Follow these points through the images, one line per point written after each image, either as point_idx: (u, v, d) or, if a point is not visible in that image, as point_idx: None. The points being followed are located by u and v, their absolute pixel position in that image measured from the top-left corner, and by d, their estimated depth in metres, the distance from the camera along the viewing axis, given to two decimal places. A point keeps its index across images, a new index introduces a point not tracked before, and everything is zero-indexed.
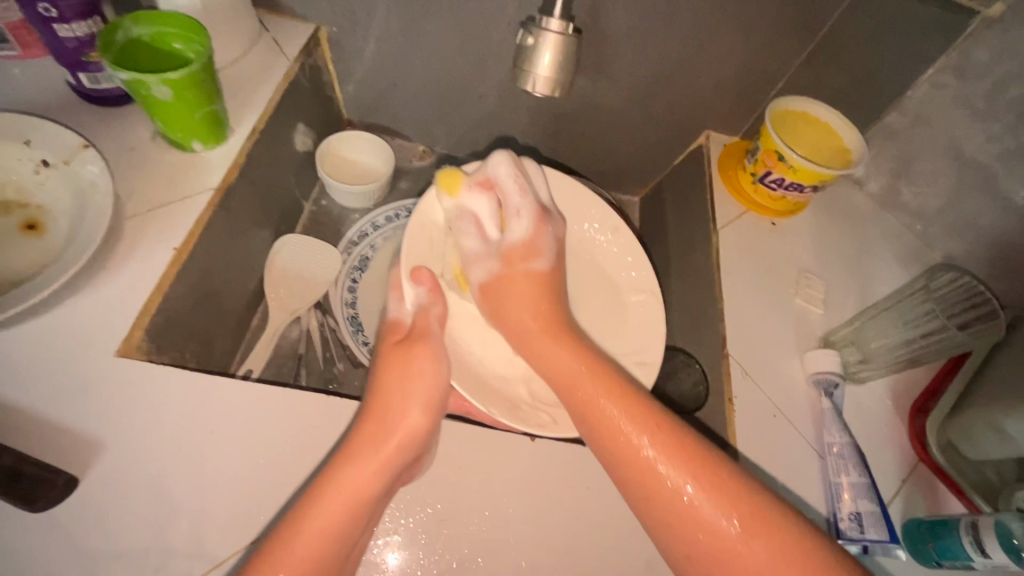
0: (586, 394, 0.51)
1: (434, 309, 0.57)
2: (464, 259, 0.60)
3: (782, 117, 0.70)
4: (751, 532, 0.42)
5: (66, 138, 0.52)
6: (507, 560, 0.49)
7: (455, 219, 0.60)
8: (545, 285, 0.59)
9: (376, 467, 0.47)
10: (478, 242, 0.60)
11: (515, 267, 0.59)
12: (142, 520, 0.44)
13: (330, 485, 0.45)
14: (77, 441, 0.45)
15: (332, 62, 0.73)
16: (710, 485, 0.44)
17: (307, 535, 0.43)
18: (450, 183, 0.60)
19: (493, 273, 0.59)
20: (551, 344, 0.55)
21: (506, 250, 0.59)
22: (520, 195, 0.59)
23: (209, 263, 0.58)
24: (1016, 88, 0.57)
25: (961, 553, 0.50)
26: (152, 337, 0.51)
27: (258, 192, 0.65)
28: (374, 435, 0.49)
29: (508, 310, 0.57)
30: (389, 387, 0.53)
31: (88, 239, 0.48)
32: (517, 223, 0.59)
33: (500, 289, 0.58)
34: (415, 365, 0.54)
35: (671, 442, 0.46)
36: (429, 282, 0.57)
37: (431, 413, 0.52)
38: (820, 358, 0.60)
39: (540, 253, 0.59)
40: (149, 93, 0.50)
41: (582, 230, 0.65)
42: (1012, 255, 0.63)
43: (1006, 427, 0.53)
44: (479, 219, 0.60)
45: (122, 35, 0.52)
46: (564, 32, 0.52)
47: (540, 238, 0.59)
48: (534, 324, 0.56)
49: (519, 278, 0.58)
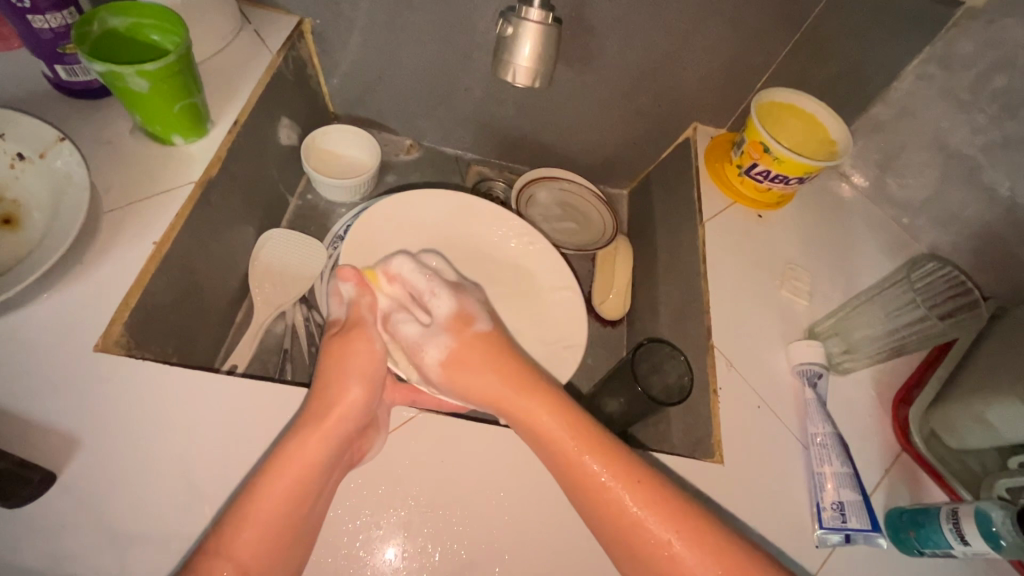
0: (553, 447, 0.49)
1: (364, 300, 0.55)
2: (408, 349, 0.54)
3: (768, 109, 0.70)
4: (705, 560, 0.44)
5: (42, 131, 0.51)
6: (491, 552, 0.49)
7: (390, 310, 0.55)
8: (495, 344, 0.54)
9: (318, 442, 0.47)
10: (418, 328, 0.54)
11: (460, 337, 0.54)
12: (120, 515, 0.44)
13: (277, 462, 0.45)
14: (56, 437, 0.45)
15: (316, 55, 0.72)
16: (670, 521, 0.45)
17: (260, 509, 0.44)
18: (369, 279, 0.56)
19: (446, 350, 0.53)
20: (539, 412, 0.50)
21: (448, 320, 0.54)
22: (438, 274, 0.58)
23: (191, 258, 0.58)
24: (999, 79, 0.57)
25: (941, 541, 0.50)
26: (132, 332, 0.51)
27: (241, 187, 0.64)
28: (314, 412, 0.49)
29: (476, 380, 0.52)
30: (328, 368, 0.52)
31: (65, 233, 0.47)
32: (439, 299, 0.55)
33: (463, 357, 0.53)
34: (354, 346, 0.53)
35: (636, 487, 0.46)
36: (355, 277, 0.55)
37: (371, 386, 0.51)
38: (804, 348, 0.60)
39: (476, 318, 0.56)
40: (126, 85, 0.49)
41: (481, 305, 0.57)
42: (996, 247, 0.64)
43: (987, 417, 0.53)
44: (410, 304, 0.56)
45: (98, 26, 0.51)
46: (544, 22, 0.51)
47: (467, 303, 0.56)
48: (512, 369, 0.53)
49: (473, 346, 0.54)
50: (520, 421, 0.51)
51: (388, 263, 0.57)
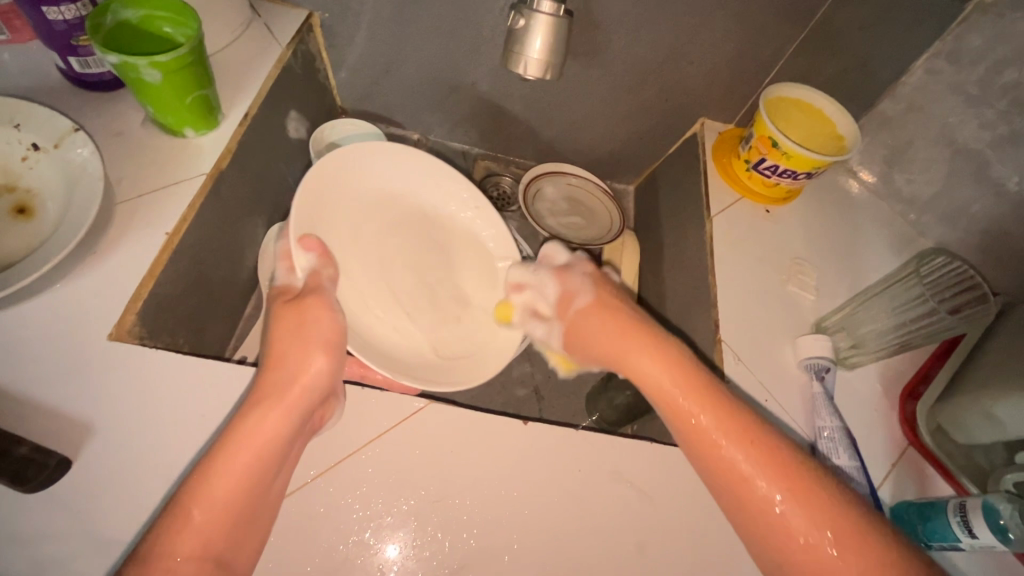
0: (704, 418, 0.48)
1: (324, 272, 0.55)
2: (545, 342, 0.66)
3: (777, 104, 0.70)
4: (851, 556, 0.41)
5: (56, 122, 0.52)
6: (499, 542, 0.49)
7: (526, 320, 0.65)
8: (610, 309, 0.58)
9: (280, 411, 0.46)
10: (543, 325, 0.64)
11: (569, 315, 0.61)
12: (132, 501, 0.44)
13: (234, 432, 0.44)
14: (71, 423, 0.45)
15: (325, 49, 0.73)
16: (800, 499, 0.44)
17: (219, 480, 0.42)
18: (504, 310, 0.64)
19: (566, 330, 0.62)
20: (642, 358, 0.53)
21: (557, 300, 0.63)
22: (546, 263, 0.66)
23: (201, 249, 0.58)
24: (1009, 74, 0.57)
25: (949, 534, 0.51)
26: (145, 321, 0.51)
27: (251, 180, 0.65)
28: (274, 382, 0.48)
29: (597, 335, 0.58)
30: (285, 338, 0.51)
31: (80, 222, 0.48)
32: (547, 289, 0.64)
33: (583, 331, 0.60)
34: (311, 315, 0.52)
35: (772, 463, 0.45)
36: (318, 248, 0.55)
37: (334, 355, 0.51)
38: (812, 343, 0.60)
39: (579, 292, 0.62)
40: (139, 76, 0.50)
41: (582, 278, 0.63)
42: (1003, 243, 0.63)
43: (996, 412, 0.53)
44: (538, 310, 0.65)
45: (111, 18, 0.51)
46: (555, 14, 0.51)
47: (571, 282, 0.63)
48: (620, 323, 0.56)
49: (614, 309, 0.58)
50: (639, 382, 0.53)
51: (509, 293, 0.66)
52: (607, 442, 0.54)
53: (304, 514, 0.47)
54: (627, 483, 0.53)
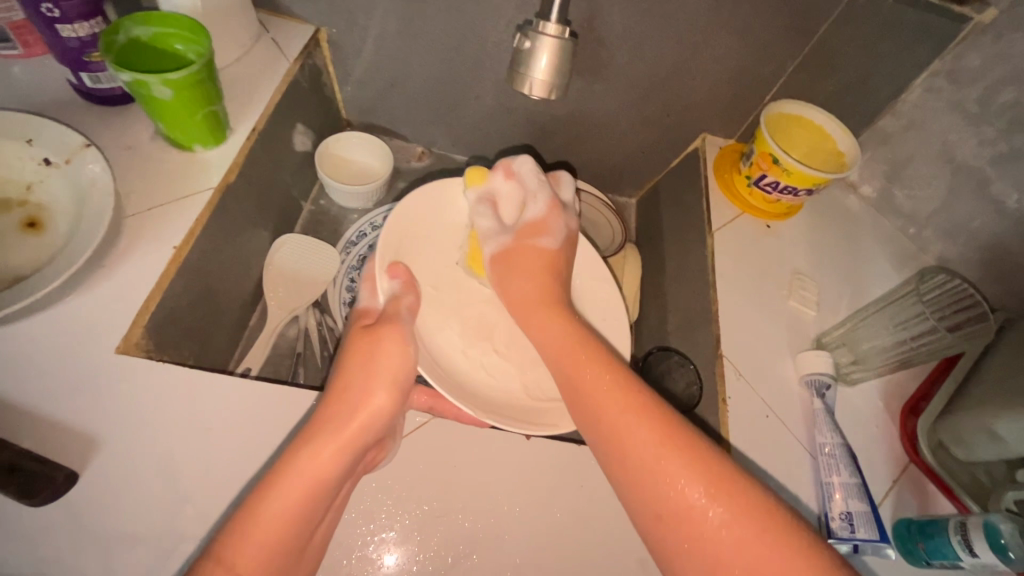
0: (590, 377, 0.49)
1: (406, 298, 0.57)
2: (479, 236, 0.63)
3: (777, 121, 0.70)
4: (723, 506, 0.40)
5: (68, 137, 0.52)
6: (501, 557, 0.49)
7: (477, 201, 0.64)
8: (551, 262, 0.59)
9: (336, 449, 0.46)
10: (490, 223, 0.63)
11: (526, 242, 0.60)
12: (135, 516, 0.44)
13: (292, 464, 0.44)
14: (79, 436, 0.46)
15: (331, 63, 0.74)
16: (683, 456, 0.42)
17: (268, 517, 0.42)
18: (477, 178, 0.65)
19: (502, 246, 0.61)
20: (550, 324, 0.54)
21: (520, 227, 0.61)
22: (549, 190, 0.63)
23: (207, 261, 0.59)
24: (1007, 94, 0.57)
25: (949, 553, 0.51)
26: (151, 334, 0.52)
27: (256, 192, 0.65)
28: (334, 417, 0.48)
29: (513, 282, 0.59)
30: (354, 368, 0.52)
31: (90, 236, 0.48)
32: (535, 202, 0.62)
33: (513, 257, 0.60)
34: (382, 345, 0.53)
35: (655, 424, 0.45)
36: (403, 277, 0.58)
37: (397, 394, 0.51)
38: (812, 359, 0.61)
39: (552, 233, 0.61)
40: (150, 93, 0.50)
41: (565, 229, 0.62)
42: (1003, 259, 0.64)
43: (997, 428, 0.54)
44: (498, 202, 0.64)
45: (124, 35, 0.52)
46: (560, 36, 0.52)
47: (553, 219, 0.61)
48: (541, 292, 0.57)
49: (528, 254, 0.60)
50: (568, 377, 0.50)
51: (513, 159, 0.64)
52: None
53: None
54: None
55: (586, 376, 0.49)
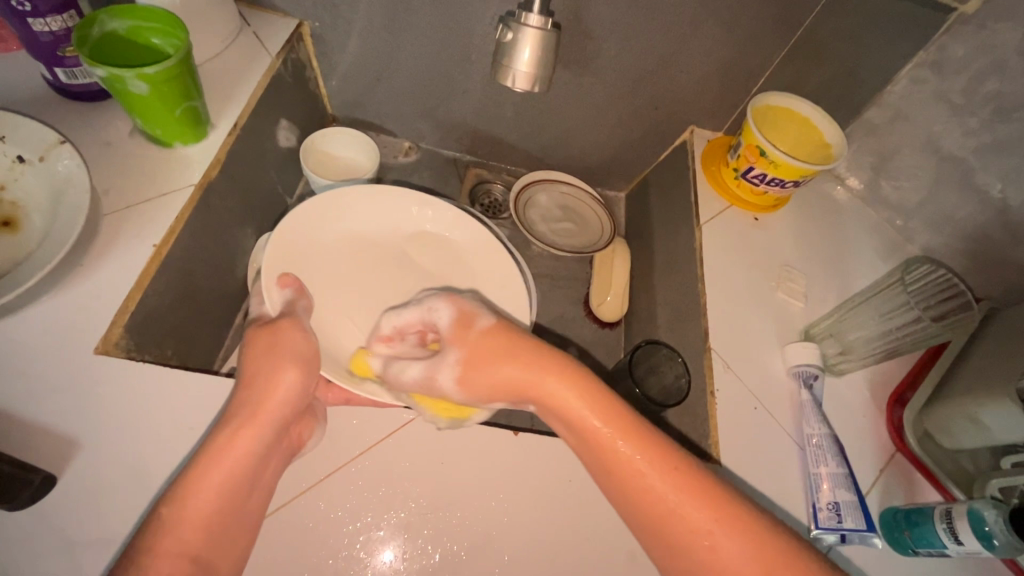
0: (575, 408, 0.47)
1: (300, 302, 0.54)
2: (426, 385, 0.50)
3: (765, 113, 0.70)
4: (676, 492, 0.43)
5: (42, 134, 0.51)
6: (490, 552, 0.49)
7: (387, 363, 0.53)
8: (503, 334, 0.51)
9: (251, 433, 0.44)
10: (421, 367, 0.51)
11: (469, 333, 0.52)
12: (116, 520, 0.44)
13: (204, 457, 0.43)
14: (58, 438, 0.45)
15: (315, 57, 0.73)
16: (649, 456, 0.44)
17: (193, 502, 0.41)
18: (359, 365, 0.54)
19: (458, 363, 0.50)
20: (558, 391, 0.47)
21: (451, 320, 0.53)
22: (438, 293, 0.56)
23: (189, 260, 0.58)
24: (991, 84, 0.58)
25: (935, 541, 0.51)
26: (131, 334, 0.51)
27: (239, 189, 0.64)
28: (245, 402, 0.46)
29: (492, 372, 0.49)
30: (256, 355, 0.49)
31: (66, 235, 0.47)
32: (437, 313, 0.54)
33: (476, 355, 0.50)
34: (283, 333, 0.50)
35: (624, 425, 0.45)
36: (295, 285, 0.55)
37: (305, 370, 0.49)
38: (798, 351, 0.61)
39: (480, 313, 0.53)
40: (126, 88, 0.49)
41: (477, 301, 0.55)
42: (988, 249, 0.64)
43: (981, 417, 0.54)
44: (402, 352, 0.54)
45: (98, 29, 0.51)
46: (543, 27, 0.52)
47: (465, 302, 0.54)
48: (528, 354, 0.49)
49: (484, 346, 0.50)
50: (597, 455, 0.46)
51: (378, 328, 0.57)
52: None
53: (293, 527, 0.47)
54: None
55: (616, 445, 0.45)
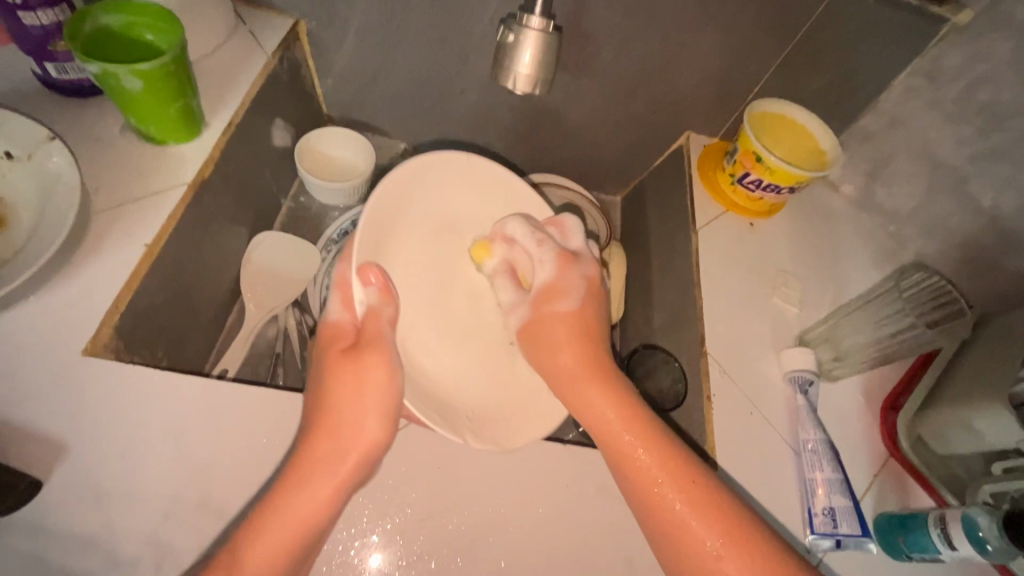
0: (590, 394, 0.51)
1: (386, 311, 0.48)
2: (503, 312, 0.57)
3: (761, 119, 0.71)
4: (697, 517, 0.45)
5: (31, 131, 0.50)
6: (487, 558, 0.49)
7: (495, 276, 0.57)
8: (587, 345, 0.54)
9: (332, 491, 0.45)
10: (484, 333, 0.54)
11: (545, 309, 0.55)
12: (105, 525, 0.43)
13: (280, 511, 0.43)
14: (45, 441, 0.44)
15: (311, 56, 0.72)
16: (665, 464, 0.47)
17: (254, 559, 0.41)
18: (480, 252, 0.57)
19: (526, 319, 0.55)
20: (594, 393, 0.51)
21: (541, 286, 0.55)
22: (556, 241, 0.57)
23: (181, 259, 0.57)
24: (984, 93, 0.59)
25: (929, 546, 0.51)
26: (120, 336, 0.50)
27: (233, 188, 0.63)
28: (328, 456, 0.46)
29: (591, 399, 0.51)
30: (344, 399, 0.48)
31: (56, 234, 0.46)
32: (543, 266, 0.55)
33: (536, 330, 0.54)
34: (368, 372, 0.47)
35: (636, 425, 0.49)
36: (380, 282, 0.48)
37: (389, 425, 0.48)
38: (795, 355, 0.61)
39: (568, 295, 0.55)
40: (119, 84, 0.48)
41: (583, 281, 0.56)
42: (979, 257, 0.66)
43: (974, 424, 0.55)
44: (509, 278, 0.56)
45: (91, 24, 0.50)
46: (545, 31, 0.52)
47: (565, 276, 0.55)
48: (590, 374, 0.52)
49: (573, 321, 0.54)
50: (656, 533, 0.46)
51: (502, 227, 0.57)
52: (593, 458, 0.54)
53: None
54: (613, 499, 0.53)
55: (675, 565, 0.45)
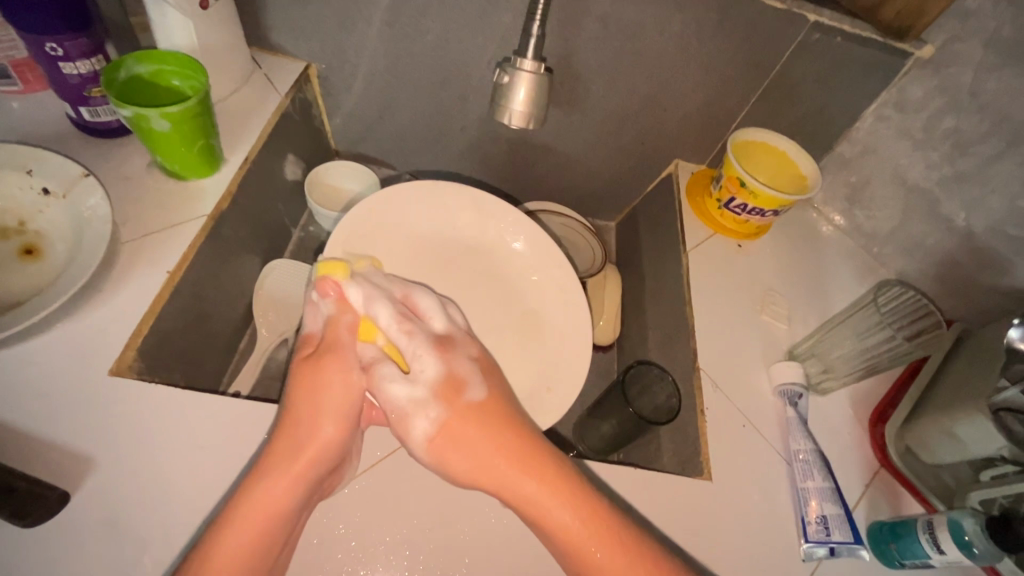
0: (520, 485, 0.47)
1: (344, 318, 0.51)
2: (399, 414, 0.49)
3: (743, 147, 0.75)
4: (620, 559, 0.45)
5: (68, 169, 0.54)
6: (490, 568, 0.50)
7: (368, 299, 0.52)
8: (494, 409, 0.50)
9: (286, 488, 0.44)
10: (401, 389, 0.49)
11: (453, 407, 0.49)
12: (125, 537, 0.45)
13: (239, 507, 0.43)
14: (73, 456, 0.46)
15: (321, 96, 0.77)
16: (582, 511, 0.46)
17: (215, 561, 0.41)
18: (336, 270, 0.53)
19: (437, 423, 0.49)
20: (529, 483, 0.47)
21: (435, 383, 0.50)
22: (422, 330, 0.52)
23: (199, 286, 0.60)
24: (948, 121, 0.63)
25: (919, 552, 0.53)
26: (143, 357, 0.53)
27: (247, 219, 0.68)
28: (283, 453, 0.45)
29: (462, 447, 0.48)
30: (302, 399, 0.48)
31: (88, 261, 0.50)
32: (421, 364, 0.50)
33: (455, 432, 0.48)
34: (326, 374, 0.48)
35: (572, 499, 0.46)
36: (337, 292, 0.52)
37: (348, 424, 0.48)
38: (783, 369, 0.64)
39: (470, 383, 0.50)
40: (148, 126, 0.53)
41: (471, 362, 0.52)
42: (957, 274, 0.69)
43: (957, 432, 0.57)
44: (379, 370, 0.50)
45: (124, 73, 0.55)
46: (536, 72, 0.57)
47: (457, 364, 0.51)
48: (523, 457, 0.48)
49: (464, 417, 0.49)
50: None
51: (350, 288, 0.52)
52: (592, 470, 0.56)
53: (300, 545, 0.48)
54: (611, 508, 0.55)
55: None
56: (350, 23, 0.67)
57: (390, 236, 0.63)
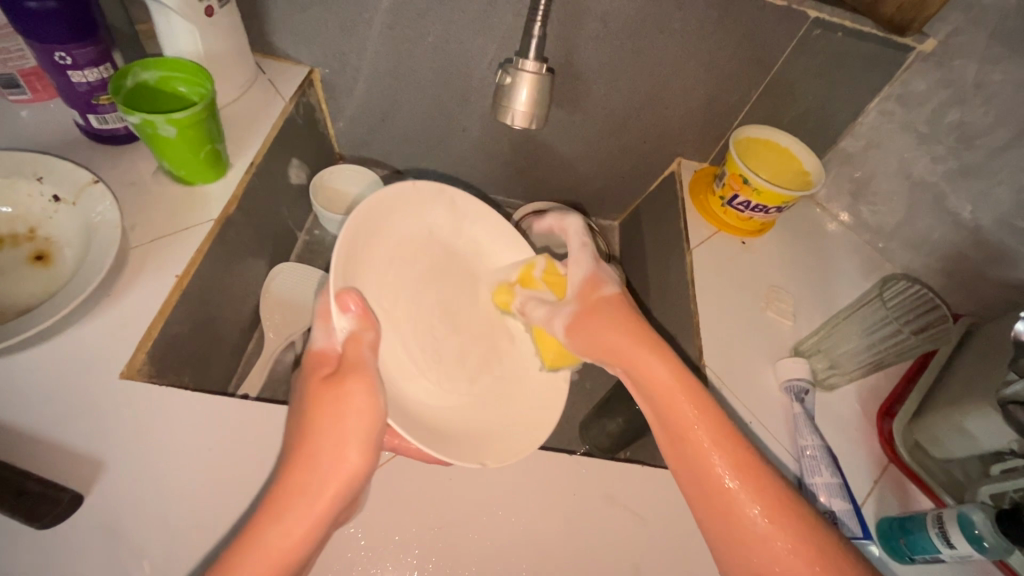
0: (650, 366, 0.50)
1: (367, 335, 0.47)
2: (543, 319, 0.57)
3: (746, 144, 0.75)
4: (727, 455, 0.46)
5: (76, 176, 0.55)
6: (499, 567, 0.50)
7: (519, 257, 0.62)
8: (623, 306, 0.56)
9: (309, 524, 0.42)
10: (545, 308, 0.57)
11: (590, 299, 0.57)
12: (138, 538, 0.45)
13: (255, 545, 0.40)
14: (85, 458, 0.47)
15: (324, 100, 0.78)
16: (700, 412, 0.48)
17: None
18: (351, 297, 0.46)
19: (571, 316, 0.56)
20: (652, 361, 0.51)
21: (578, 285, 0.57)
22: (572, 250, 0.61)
23: (208, 290, 0.61)
24: (953, 115, 0.63)
25: (930, 546, 0.53)
26: (153, 360, 0.53)
27: (254, 223, 0.68)
28: (305, 487, 0.43)
29: (601, 336, 0.53)
30: (321, 425, 0.46)
31: (98, 266, 0.51)
32: (577, 267, 0.59)
33: (589, 315, 0.55)
34: (348, 401, 0.46)
35: (695, 395, 0.48)
36: (359, 308, 0.46)
37: (372, 452, 0.46)
38: (789, 366, 0.64)
39: (607, 283, 0.58)
40: (156, 132, 0.54)
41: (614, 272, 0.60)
42: (963, 268, 0.69)
43: (966, 425, 0.57)
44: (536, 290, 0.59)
45: (132, 80, 0.56)
46: (539, 73, 0.57)
47: (601, 268, 0.59)
48: (652, 341, 0.52)
49: (599, 306, 0.56)
50: (700, 480, 0.46)
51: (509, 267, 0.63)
52: (599, 469, 0.57)
53: None
54: (620, 506, 0.55)
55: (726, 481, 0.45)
56: (353, 27, 0.68)
57: (389, 241, 0.53)
